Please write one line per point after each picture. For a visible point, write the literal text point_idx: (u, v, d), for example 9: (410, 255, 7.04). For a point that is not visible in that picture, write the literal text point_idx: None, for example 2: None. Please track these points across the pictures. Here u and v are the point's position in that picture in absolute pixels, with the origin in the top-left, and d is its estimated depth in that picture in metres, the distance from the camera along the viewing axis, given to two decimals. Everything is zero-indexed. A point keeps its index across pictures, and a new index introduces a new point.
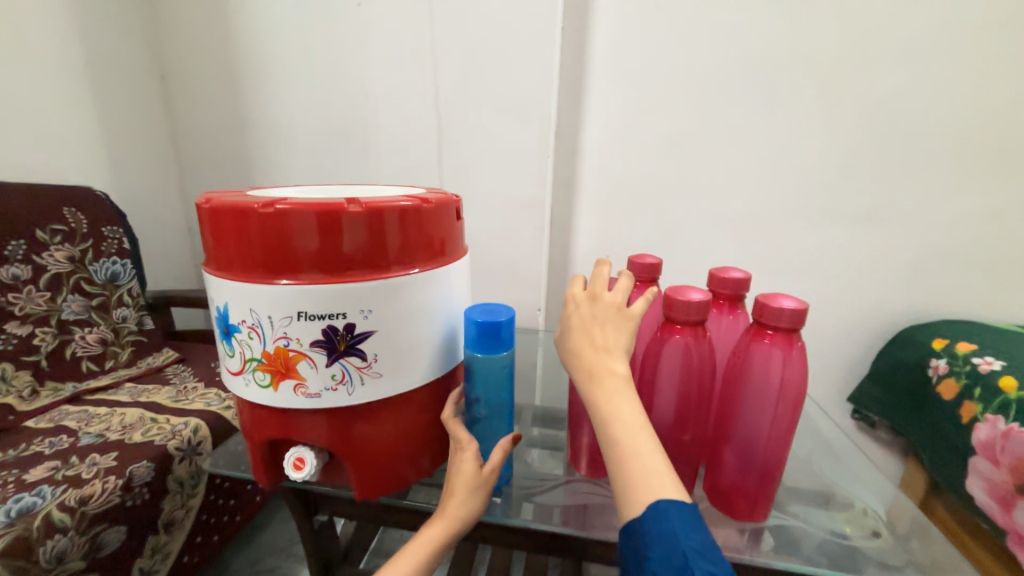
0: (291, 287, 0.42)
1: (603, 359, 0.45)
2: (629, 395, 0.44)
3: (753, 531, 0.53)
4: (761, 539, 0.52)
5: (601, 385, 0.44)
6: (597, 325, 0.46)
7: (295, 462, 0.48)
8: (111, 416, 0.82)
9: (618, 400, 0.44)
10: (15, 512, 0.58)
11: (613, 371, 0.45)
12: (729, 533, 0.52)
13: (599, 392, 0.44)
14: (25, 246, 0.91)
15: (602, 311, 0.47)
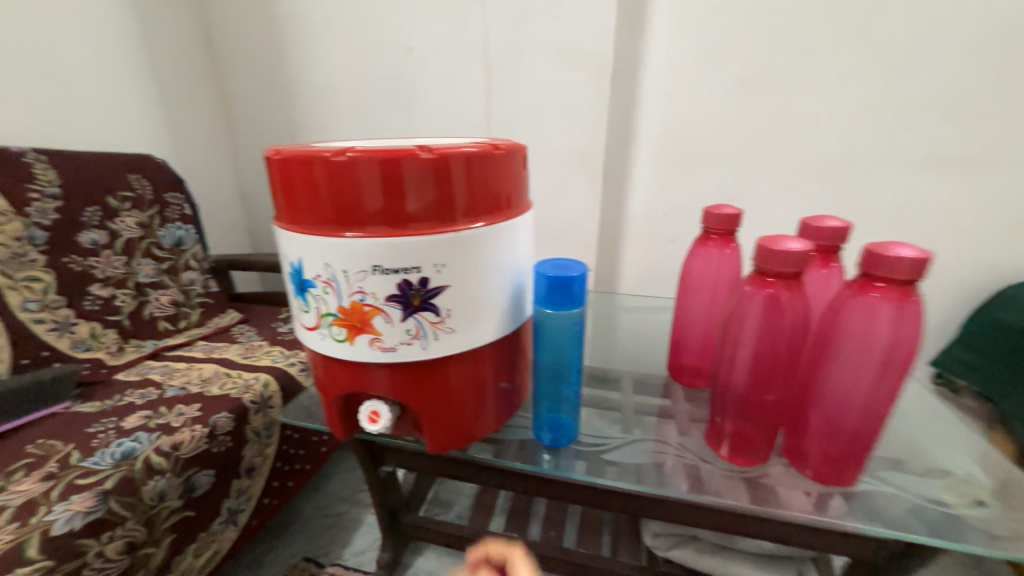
0: (365, 239, 0.41)
1: None
2: None
3: (820, 494, 0.50)
4: (830, 502, 0.49)
5: None
6: None
7: (370, 415, 0.49)
8: (190, 370, 0.88)
9: None
10: (119, 455, 0.64)
11: None
12: (793, 497, 0.50)
13: None
14: (100, 213, 0.96)
15: None
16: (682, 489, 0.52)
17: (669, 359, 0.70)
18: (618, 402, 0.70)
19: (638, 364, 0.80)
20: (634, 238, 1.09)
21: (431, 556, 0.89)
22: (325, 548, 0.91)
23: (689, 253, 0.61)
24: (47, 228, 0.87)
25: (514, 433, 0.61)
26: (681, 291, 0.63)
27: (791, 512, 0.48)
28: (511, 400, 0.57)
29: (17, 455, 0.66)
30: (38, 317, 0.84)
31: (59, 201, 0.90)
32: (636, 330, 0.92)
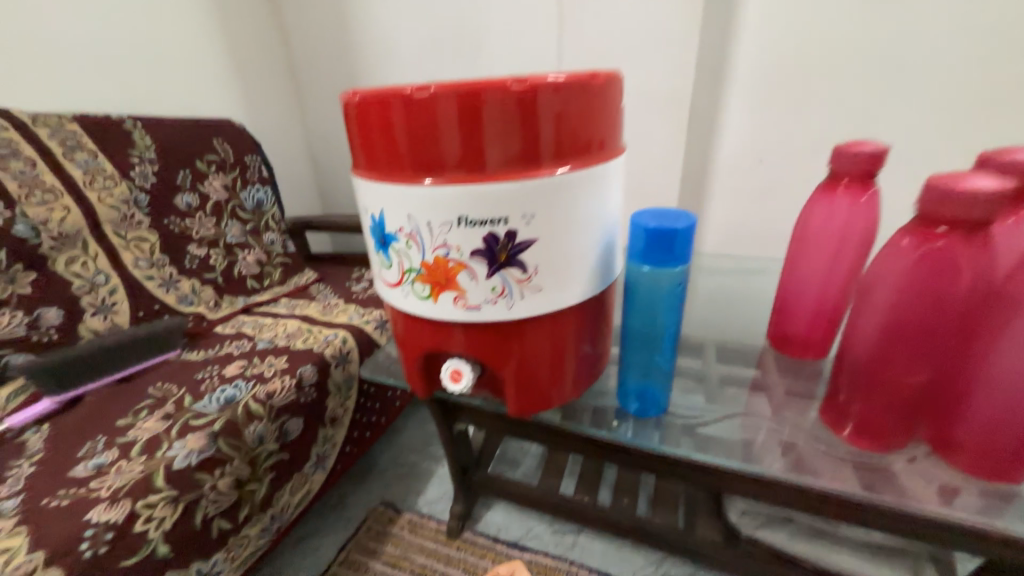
0: (450, 186, 0.38)
1: None
2: None
3: (944, 486, 0.44)
4: (956, 497, 0.43)
5: None
6: None
7: (452, 375, 0.48)
8: (276, 325, 0.94)
9: None
10: (223, 400, 0.70)
11: None
12: (910, 486, 0.45)
13: None
14: (190, 176, 1.02)
15: None
16: (777, 468, 0.49)
17: (770, 326, 0.62)
18: (706, 373, 0.64)
19: (726, 332, 0.73)
20: (721, 191, 0.97)
21: (500, 511, 0.91)
22: (401, 495, 0.96)
23: (807, 203, 0.52)
24: (147, 192, 0.94)
25: (589, 400, 0.60)
26: (792, 249, 0.54)
27: (908, 503, 0.43)
28: (594, 366, 0.52)
29: (142, 396, 0.74)
30: (149, 274, 0.93)
31: (156, 166, 0.96)
32: (724, 293, 0.83)
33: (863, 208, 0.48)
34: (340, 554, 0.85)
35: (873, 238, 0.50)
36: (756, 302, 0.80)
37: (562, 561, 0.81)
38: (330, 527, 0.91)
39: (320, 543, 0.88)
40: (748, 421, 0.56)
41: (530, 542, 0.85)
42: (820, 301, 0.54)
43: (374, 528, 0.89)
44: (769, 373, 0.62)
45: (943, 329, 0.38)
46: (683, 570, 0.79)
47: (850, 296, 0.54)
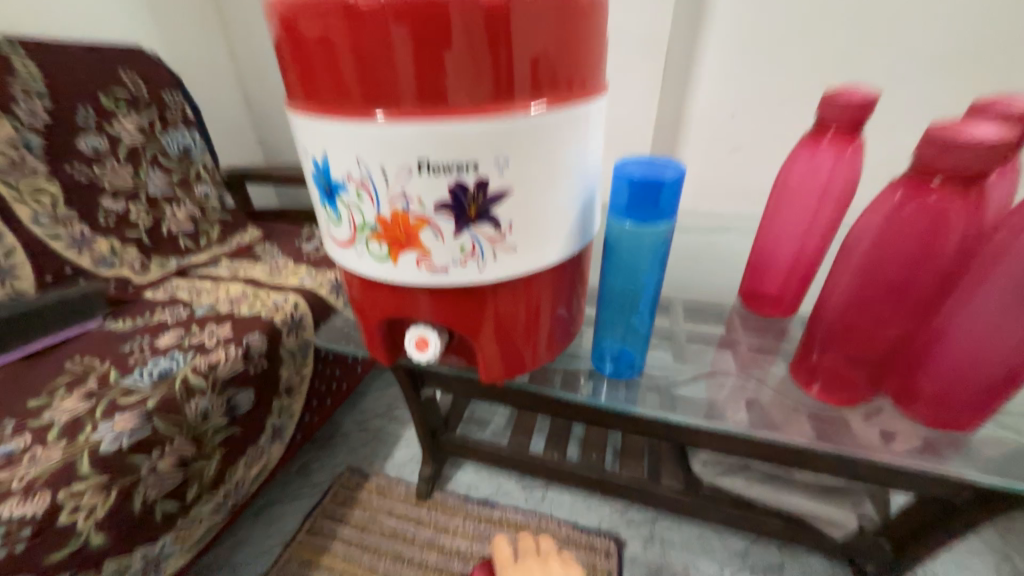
0: (410, 123, 0.32)
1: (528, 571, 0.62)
2: None
3: (884, 429, 0.47)
4: (894, 440, 0.46)
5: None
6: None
7: (417, 342, 0.44)
8: (217, 289, 0.85)
9: None
10: (158, 374, 0.63)
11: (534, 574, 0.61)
12: (858, 432, 0.47)
13: None
14: (94, 116, 0.86)
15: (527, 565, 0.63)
16: (744, 425, 0.50)
17: (743, 283, 0.62)
18: (678, 332, 0.63)
19: (696, 290, 0.73)
20: (691, 146, 0.95)
21: (469, 471, 0.91)
22: (367, 460, 0.94)
23: (789, 155, 0.50)
24: (42, 133, 0.79)
25: (560, 362, 0.58)
26: (771, 204, 0.53)
27: (859, 451, 0.45)
28: (568, 329, 0.49)
29: (58, 372, 0.65)
30: (53, 233, 0.79)
31: (48, 101, 0.80)
32: (693, 249, 0.82)
33: (850, 160, 0.46)
34: (304, 523, 0.83)
35: (852, 192, 0.49)
36: (724, 259, 0.80)
37: (532, 515, 0.82)
38: (292, 497, 0.88)
39: (282, 512, 0.85)
40: (713, 377, 0.57)
41: (500, 498, 0.86)
42: (796, 258, 0.53)
43: (341, 494, 0.87)
44: (736, 331, 0.63)
45: (921, 287, 0.38)
46: (645, 516, 0.83)
47: (824, 252, 0.53)
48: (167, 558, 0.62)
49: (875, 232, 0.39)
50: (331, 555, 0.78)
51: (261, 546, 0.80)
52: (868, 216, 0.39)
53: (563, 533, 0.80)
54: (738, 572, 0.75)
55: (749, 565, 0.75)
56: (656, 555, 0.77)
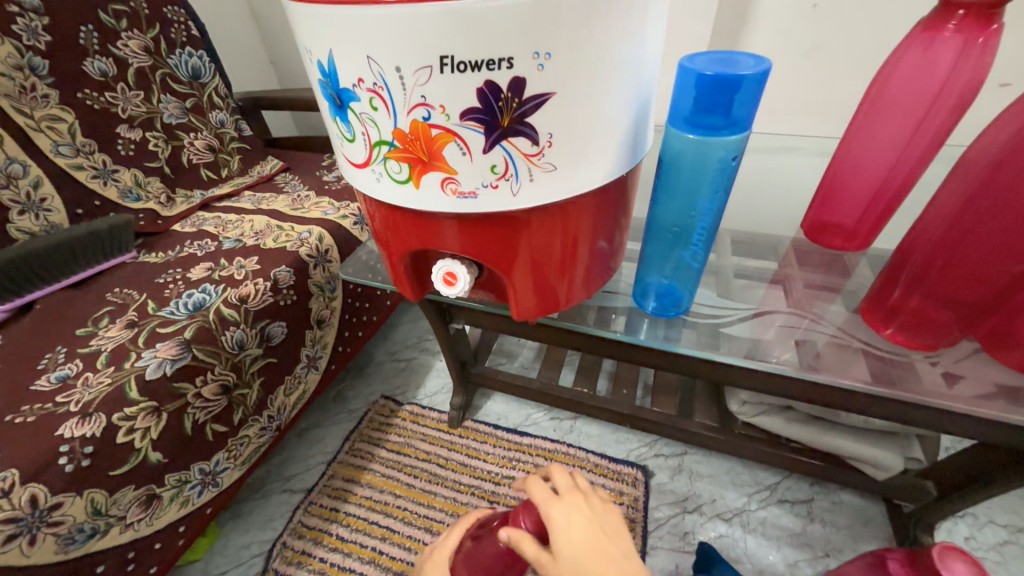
0: (429, 5, 0.25)
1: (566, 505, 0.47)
2: (569, 511, 0.46)
3: (949, 371, 0.44)
4: (958, 382, 0.43)
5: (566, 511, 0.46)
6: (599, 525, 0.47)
7: (445, 277, 0.40)
8: (242, 222, 0.83)
9: (564, 517, 0.46)
10: (192, 306, 0.63)
11: (576, 509, 0.47)
12: (924, 376, 0.44)
13: (566, 516, 0.46)
14: (97, 33, 0.79)
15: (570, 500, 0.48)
16: (797, 367, 0.46)
17: (809, 213, 0.55)
18: (727, 268, 0.58)
19: (749, 221, 0.65)
20: (756, 49, 0.80)
21: (499, 401, 0.93)
22: (401, 389, 0.97)
23: (898, 48, 0.40)
24: (44, 54, 0.73)
25: (596, 298, 0.54)
26: (860, 115, 0.45)
27: (917, 396, 0.42)
28: (609, 265, 0.44)
29: (99, 303, 0.66)
30: (76, 163, 0.78)
31: (45, 18, 0.74)
32: (749, 174, 0.73)
33: (988, 51, 0.36)
34: (345, 445, 0.88)
35: (973, 97, 0.39)
36: (783, 186, 0.71)
37: (560, 444, 0.84)
38: (333, 421, 0.92)
39: (324, 434, 0.90)
40: (764, 314, 0.52)
41: (529, 428, 0.88)
42: (883, 182, 0.45)
43: (377, 419, 0.91)
44: (790, 267, 0.56)
45: None
46: (674, 449, 0.83)
47: (919, 174, 0.45)
48: (222, 472, 0.67)
49: (1005, 144, 0.33)
50: (371, 473, 0.83)
51: (307, 463, 0.86)
52: (1000, 128, 0.34)
53: (591, 462, 0.82)
54: (766, 504, 0.75)
55: (777, 498, 0.76)
56: (683, 485, 0.78)
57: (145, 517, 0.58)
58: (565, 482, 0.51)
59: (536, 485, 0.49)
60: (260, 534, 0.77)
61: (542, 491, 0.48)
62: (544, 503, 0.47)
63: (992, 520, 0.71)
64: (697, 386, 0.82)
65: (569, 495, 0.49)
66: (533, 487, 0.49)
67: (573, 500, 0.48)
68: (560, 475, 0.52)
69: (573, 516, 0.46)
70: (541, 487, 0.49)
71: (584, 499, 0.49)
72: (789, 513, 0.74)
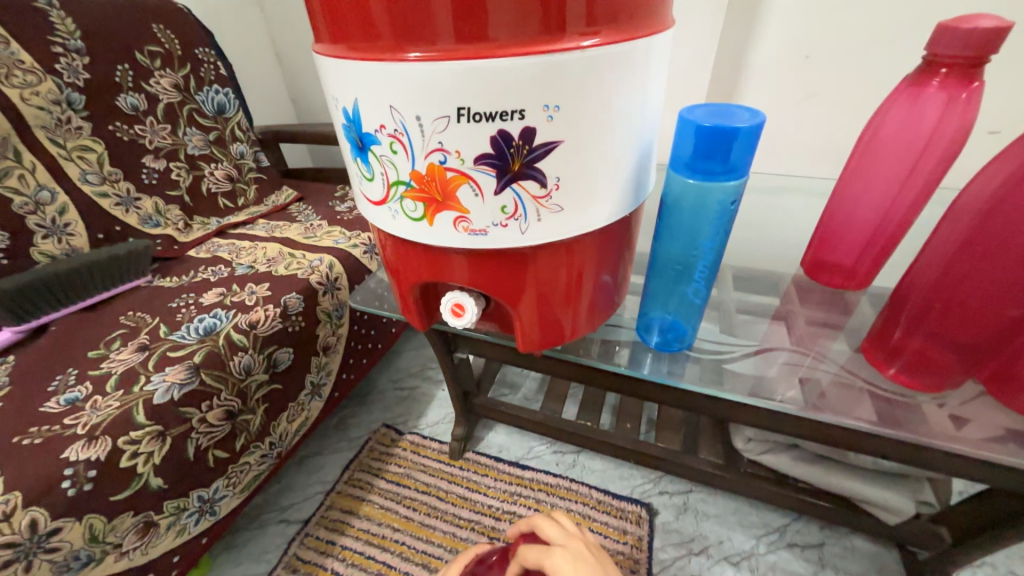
0: (449, 63, 0.28)
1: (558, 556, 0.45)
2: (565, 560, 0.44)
3: (955, 414, 0.44)
4: (966, 425, 0.43)
5: (562, 560, 0.44)
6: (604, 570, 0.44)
7: (453, 309, 0.42)
8: (255, 249, 0.86)
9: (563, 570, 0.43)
10: (203, 330, 0.65)
11: (570, 554, 0.45)
12: (930, 418, 0.43)
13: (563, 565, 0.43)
14: (131, 72, 0.85)
15: (567, 549, 0.46)
16: (798, 404, 0.46)
17: (808, 253, 0.56)
18: (729, 304, 0.59)
19: (750, 258, 0.67)
20: (753, 95, 0.84)
21: (501, 432, 0.92)
22: (402, 418, 0.96)
23: (886, 101, 0.43)
24: (82, 90, 0.78)
25: (599, 331, 0.55)
26: (853, 161, 0.47)
27: (924, 437, 0.42)
28: (613, 299, 0.46)
29: (113, 326, 0.68)
30: (101, 190, 0.81)
31: (86, 57, 0.79)
32: (750, 213, 0.75)
33: (971, 106, 0.38)
34: (344, 474, 0.86)
35: (960, 148, 0.41)
36: (783, 224, 0.72)
37: (563, 479, 0.83)
38: (334, 449, 0.92)
39: (323, 463, 0.89)
40: (767, 351, 0.52)
41: (531, 461, 0.87)
42: (877, 225, 0.47)
43: (378, 448, 0.90)
44: (792, 304, 0.57)
45: None
46: (679, 487, 0.82)
47: (913, 219, 0.46)
48: (220, 500, 0.66)
49: (993, 194, 0.34)
50: (369, 505, 0.82)
51: (305, 492, 0.85)
52: (988, 178, 0.35)
53: (594, 498, 0.80)
54: (775, 547, 0.73)
55: (787, 542, 0.73)
56: (688, 525, 0.76)
57: (140, 546, 0.57)
58: (553, 530, 0.49)
59: (525, 547, 0.47)
60: (253, 566, 0.75)
61: (532, 551, 0.46)
62: (539, 561, 0.45)
63: (1013, 571, 0.69)
64: (702, 422, 0.81)
65: (563, 542, 0.47)
66: (525, 551, 0.46)
67: (567, 548, 0.46)
68: (546, 524, 0.50)
69: (573, 565, 0.44)
70: (531, 547, 0.46)
71: (578, 547, 0.47)
72: (800, 558, 0.71)
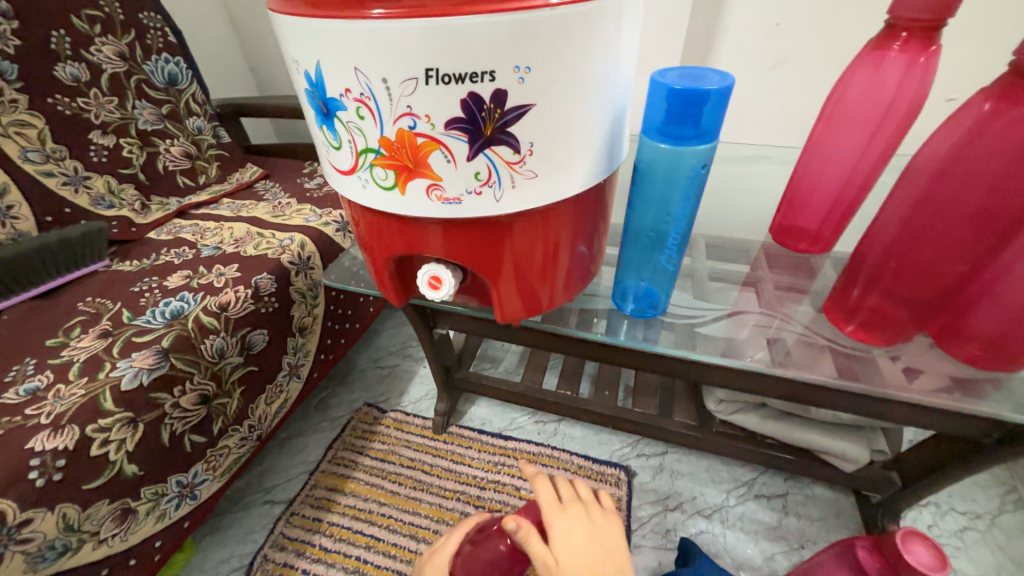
0: (414, 20, 0.27)
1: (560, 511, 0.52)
2: (566, 518, 0.51)
3: (906, 366, 0.47)
4: (914, 375, 0.46)
5: (566, 512, 0.52)
6: (599, 534, 0.51)
7: (430, 281, 0.41)
8: (221, 229, 0.82)
9: (562, 522, 0.51)
10: (169, 315, 0.62)
11: (573, 511, 0.53)
12: (884, 371, 0.46)
13: (563, 517, 0.52)
14: (69, 38, 0.78)
15: (572, 508, 0.53)
16: (763, 362, 0.49)
17: (776, 219, 0.58)
18: (701, 271, 0.60)
19: (722, 227, 0.68)
20: (725, 64, 0.84)
21: (483, 406, 0.94)
22: (384, 396, 0.96)
23: (850, 66, 0.44)
24: (13, 58, 0.72)
25: (576, 301, 0.56)
26: (819, 128, 0.48)
27: (877, 388, 0.45)
28: (589, 269, 0.46)
29: (71, 313, 0.64)
30: (45, 169, 0.75)
31: (14, 21, 0.72)
32: (722, 183, 0.76)
33: (929, 69, 0.40)
34: (328, 454, 0.86)
35: (919, 110, 0.43)
36: (753, 193, 0.74)
37: (545, 447, 0.85)
38: (315, 430, 0.91)
39: (306, 443, 0.89)
40: (737, 314, 0.54)
41: (514, 432, 0.89)
42: (841, 190, 0.49)
43: (361, 427, 0.90)
44: (761, 269, 0.59)
45: (1009, 213, 0.34)
46: (655, 449, 0.85)
47: (873, 182, 0.48)
48: (201, 484, 0.65)
49: (945, 156, 0.36)
50: (355, 482, 0.82)
51: (289, 473, 0.84)
52: (941, 139, 0.37)
53: (575, 464, 0.83)
54: (743, 499, 0.78)
55: (754, 494, 0.78)
56: (664, 483, 0.80)
57: (120, 532, 0.56)
58: (569, 491, 0.56)
59: (543, 488, 0.55)
60: (240, 547, 0.75)
61: (548, 499, 0.53)
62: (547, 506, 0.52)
63: (953, 508, 0.76)
64: (677, 386, 0.84)
65: (572, 504, 0.54)
66: (543, 489, 0.54)
67: (576, 512, 0.53)
68: (566, 485, 0.57)
69: (571, 523, 0.51)
70: (547, 492, 0.54)
71: (586, 513, 0.53)
72: (766, 508, 0.76)
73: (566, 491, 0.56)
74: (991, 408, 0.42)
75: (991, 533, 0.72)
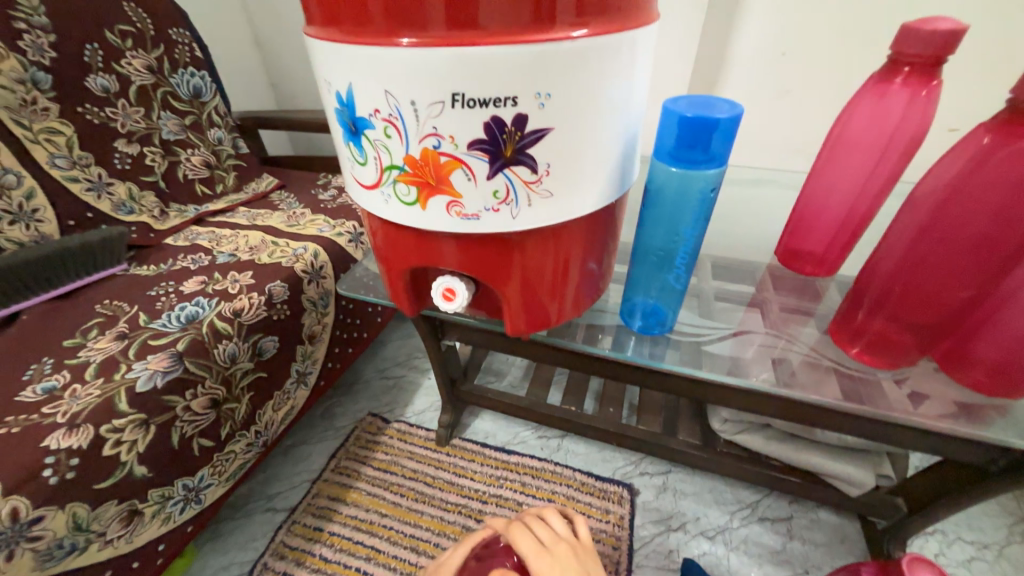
0: (444, 48, 0.28)
1: (544, 557, 0.50)
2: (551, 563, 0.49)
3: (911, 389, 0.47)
4: (919, 398, 0.46)
5: (552, 557, 0.50)
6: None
7: (444, 293, 0.43)
8: (237, 237, 0.84)
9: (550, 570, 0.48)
10: (185, 319, 0.64)
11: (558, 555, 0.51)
12: (889, 394, 0.47)
13: (549, 563, 0.49)
14: (102, 52, 0.81)
15: (557, 551, 0.51)
16: (768, 381, 0.49)
17: (782, 241, 0.59)
18: (708, 291, 0.61)
19: (728, 247, 0.69)
20: (732, 90, 0.87)
21: (487, 419, 0.94)
22: (388, 406, 0.97)
23: (853, 98, 0.45)
24: (49, 70, 0.75)
25: (584, 317, 0.57)
26: (823, 155, 0.49)
27: (883, 411, 0.45)
28: (598, 286, 0.47)
29: (89, 314, 0.66)
30: (71, 175, 0.78)
31: (52, 35, 0.75)
32: (728, 205, 0.77)
33: (931, 102, 0.41)
34: (331, 463, 0.87)
35: (921, 141, 0.44)
36: (759, 215, 0.76)
37: (548, 463, 0.85)
38: (319, 438, 0.91)
39: (309, 452, 0.89)
40: (742, 334, 0.55)
41: (517, 446, 0.89)
42: (846, 215, 0.50)
43: (364, 436, 0.91)
44: (766, 290, 0.60)
45: (1010, 242, 0.35)
46: (658, 468, 0.85)
47: (878, 208, 0.49)
48: (206, 489, 0.66)
49: (948, 186, 0.37)
50: (356, 492, 0.82)
51: (291, 481, 0.85)
52: (943, 169, 0.38)
53: (578, 480, 0.83)
54: (747, 522, 0.77)
55: (758, 516, 0.78)
56: (667, 503, 0.80)
57: (126, 534, 0.56)
58: (547, 530, 0.54)
59: (522, 537, 0.53)
60: (240, 554, 0.75)
61: (529, 546, 0.51)
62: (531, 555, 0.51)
63: (961, 537, 0.75)
64: (681, 405, 0.84)
65: (555, 545, 0.52)
66: (522, 540, 0.52)
67: (560, 555, 0.51)
68: (542, 524, 0.55)
69: (560, 570, 0.49)
70: (527, 540, 0.52)
71: (571, 553, 0.51)
72: (770, 531, 0.76)
73: (545, 531, 0.54)
74: (996, 434, 0.43)
75: (1000, 563, 0.71)
